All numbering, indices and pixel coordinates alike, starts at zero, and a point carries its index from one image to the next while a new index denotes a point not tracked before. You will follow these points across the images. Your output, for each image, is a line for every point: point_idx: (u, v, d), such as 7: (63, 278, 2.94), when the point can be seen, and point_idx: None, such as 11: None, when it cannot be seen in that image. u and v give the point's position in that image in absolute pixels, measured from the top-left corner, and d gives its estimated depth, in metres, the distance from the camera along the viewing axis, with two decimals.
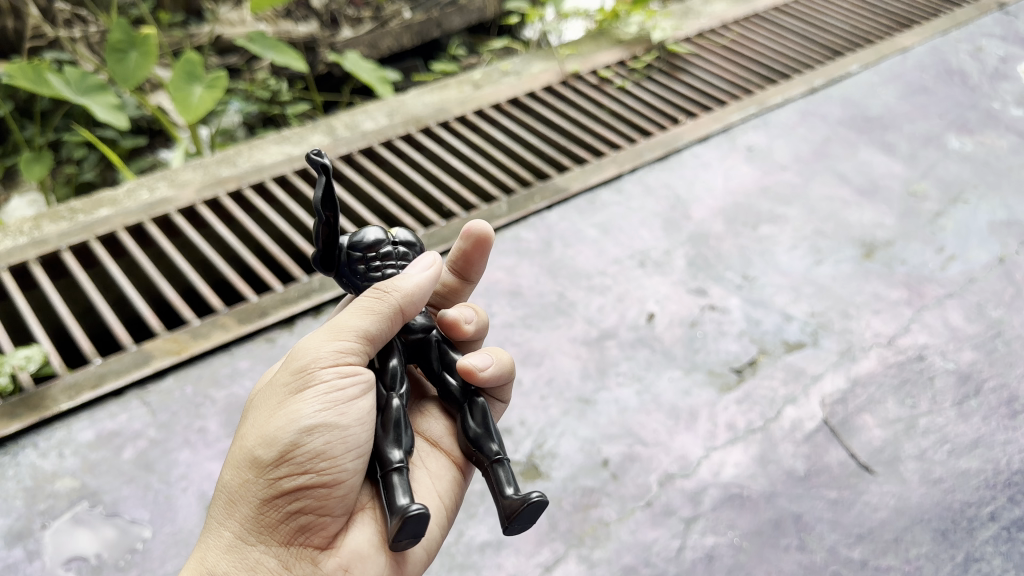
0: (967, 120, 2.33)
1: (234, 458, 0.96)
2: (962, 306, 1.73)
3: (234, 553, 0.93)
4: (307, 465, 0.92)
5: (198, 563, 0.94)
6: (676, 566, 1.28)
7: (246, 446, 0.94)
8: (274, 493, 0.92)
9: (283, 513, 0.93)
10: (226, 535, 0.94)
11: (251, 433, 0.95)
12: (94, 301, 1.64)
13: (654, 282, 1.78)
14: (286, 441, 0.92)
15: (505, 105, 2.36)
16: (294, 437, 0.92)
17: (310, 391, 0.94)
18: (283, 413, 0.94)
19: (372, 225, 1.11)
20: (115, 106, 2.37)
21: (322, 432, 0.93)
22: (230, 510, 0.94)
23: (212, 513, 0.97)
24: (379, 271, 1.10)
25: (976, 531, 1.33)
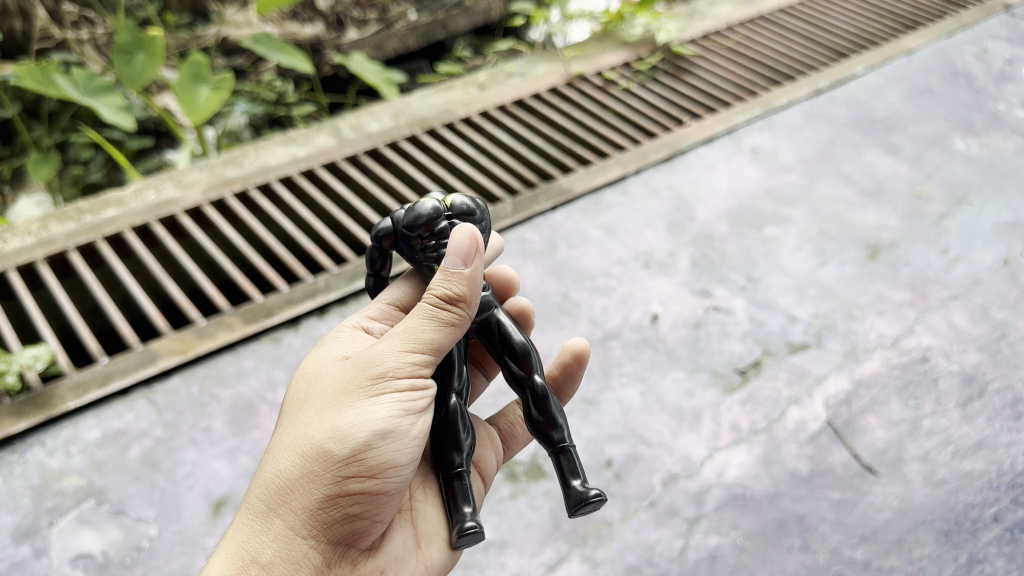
0: (972, 122, 2.33)
1: (289, 445, 0.93)
2: (966, 308, 1.73)
3: (282, 542, 0.90)
4: (376, 471, 0.92)
5: (237, 546, 0.91)
6: (679, 566, 1.28)
7: (312, 439, 0.92)
8: (337, 492, 0.91)
9: (341, 512, 0.92)
10: (278, 526, 0.90)
11: (316, 425, 0.93)
12: (100, 300, 1.65)
13: (658, 283, 1.78)
14: (361, 442, 0.91)
15: (510, 106, 2.36)
16: (370, 440, 0.91)
17: (387, 396, 0.94)
18: (357, 412, 0.93)
19: (428, 198, 1.06)
20: (122, 107, 2.38)
21: (393, 439, 0.93)
22: (285, 497, 0.91)
23: (253, 496, 0.93)
24: (435, 251, 1.07)
25: (980, 532, 1.33)
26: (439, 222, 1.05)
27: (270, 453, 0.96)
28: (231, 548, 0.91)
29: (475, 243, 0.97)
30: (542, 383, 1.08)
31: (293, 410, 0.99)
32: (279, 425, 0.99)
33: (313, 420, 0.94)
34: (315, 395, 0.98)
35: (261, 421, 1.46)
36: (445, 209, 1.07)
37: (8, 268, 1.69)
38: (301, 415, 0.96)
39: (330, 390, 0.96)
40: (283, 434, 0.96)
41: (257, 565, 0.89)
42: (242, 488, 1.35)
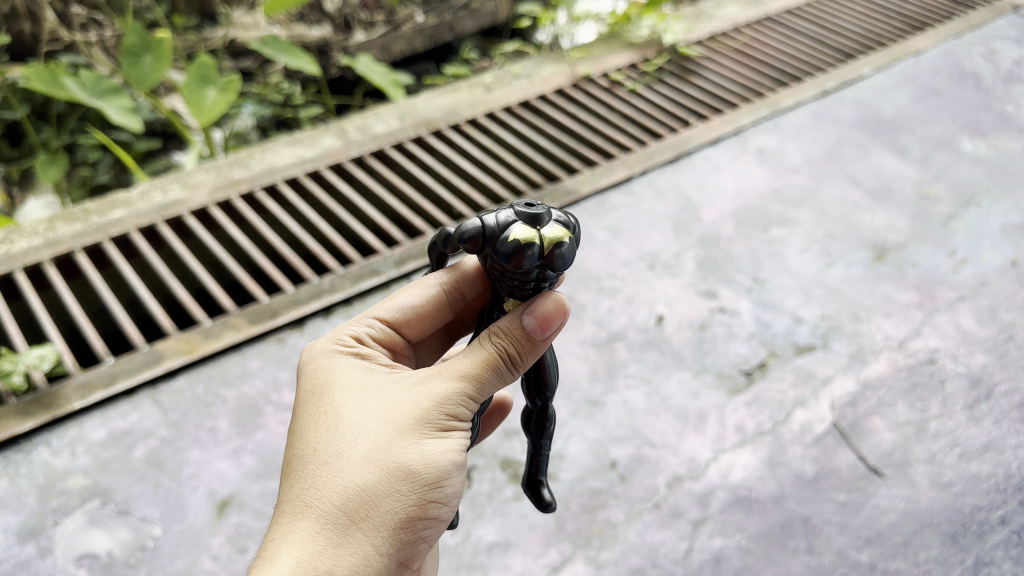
0: (980, 123, 2.32)
1: (368, 458, 0.91)
2: (973, 309, 1.72)
3: (361, 558, 0.88)
4: (445, 498, 0.94)
5: (311, 554, 0.86)
6: (684, 568, 1.28)
7: (397, 459, 0.91)
8: (414, 514, 0.91)
9: (409, 533, 0.92)
10: (355, 542, 0.88)
11: (400, 444, 0.92)
12: (107, 301, 1.65)
13: (663, 284, 1.78)
14: (443, 470, 0.93)
15: (516, 108, 2.36)
16: (450, 469, 0.93)
17: (462, 426, 0.96)
18: (439, 438, 0.93)
19: (482, 222, 1.00)
20: (129, 109, 2.39)
21: (460, 469, 0.96)
22: (368, 512, 0.89)
23: (322, 503, 0.89)
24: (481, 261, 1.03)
25: (986, 535, 1.32)
26: (530, 271, 1.00)
27: (336, 459, 0.91)
28: (303, 555, 0.86)
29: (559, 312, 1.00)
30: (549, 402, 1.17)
31: (348, 415, 0.95)
32: (333, 428, 0.94)
33: (391, 435, 0.92)
34: (379, 406, 0.95)
35: (266, 421, 1.46)
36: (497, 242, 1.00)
37: (14, 269, 1.71)
38: (370, 424, 0.94)
39: (401, 407, 0.94)
40: (349, 440, 0.92)
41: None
42: (246, 489, 1.35)
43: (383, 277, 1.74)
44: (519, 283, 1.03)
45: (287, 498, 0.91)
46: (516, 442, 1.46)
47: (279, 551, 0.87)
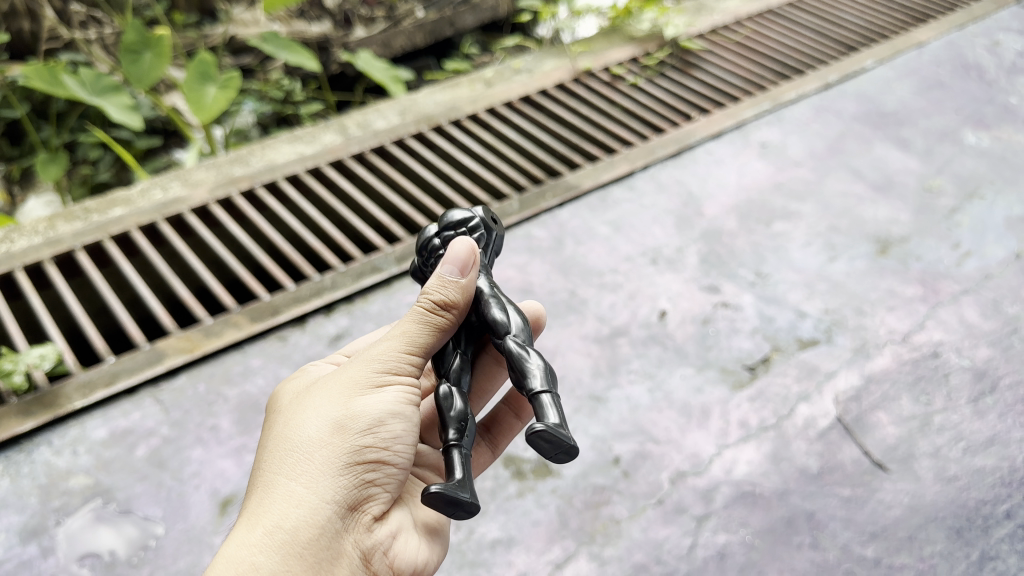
0: (983, 115, 2.31)
1: (305, 424, 0.97)
2: (977, 302, 1.71)
3: (307, 508, 0.91)
4: (389, 445, 0.96)
5: (259, 517, 0.91)
6: (687, 564, 1.27)
7: (326, 420, 0.96)
8: (355, 464, 0.94)
9: (359, 484, 0.94)
10: (296, 496, 0.92)
11: (330, 406, 0.97)
12: (108, 300, 1.65)
13: (666, 279, 1.77)
14: (376, 417, 0.96)
15: (517, 103, 2.36)
16: (384, 415, 0.96)
17: (394, 379, 1.00)
18: (369, 392, 0.98)
19: (421, 233, 1.24)
20: (129, 107, 2.37)
21: (402, 418, 0.98)
22: (303, 469, 0.93)
23: (270, 473, 0.95)
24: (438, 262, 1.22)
25: (992, 529, 1.32)
26: (433, 241, 1.22)
27: (281, 435, 0.99)
28: (252, 523, 0.91)
29: (467, 255, 1.05)
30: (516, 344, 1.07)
31: (296, 403, 1.03)
32: (285, 416, 1.02)
33: (326, 403, 0.98)
34: (322, 385, 1.02)
35: None
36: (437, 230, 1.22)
37: (15, 268, 1.70)
38: (313, 400, 1.00)
39: (335, 382, 1.01)
40: (295, 418, 1.00)
41: (283, 530, 0.90)
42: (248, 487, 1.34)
43: (385, 274, 1.73)
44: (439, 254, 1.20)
45: (251, 483, 0.99)
46: (519, 439, 1.45)
47: (239, 525, 0.93)
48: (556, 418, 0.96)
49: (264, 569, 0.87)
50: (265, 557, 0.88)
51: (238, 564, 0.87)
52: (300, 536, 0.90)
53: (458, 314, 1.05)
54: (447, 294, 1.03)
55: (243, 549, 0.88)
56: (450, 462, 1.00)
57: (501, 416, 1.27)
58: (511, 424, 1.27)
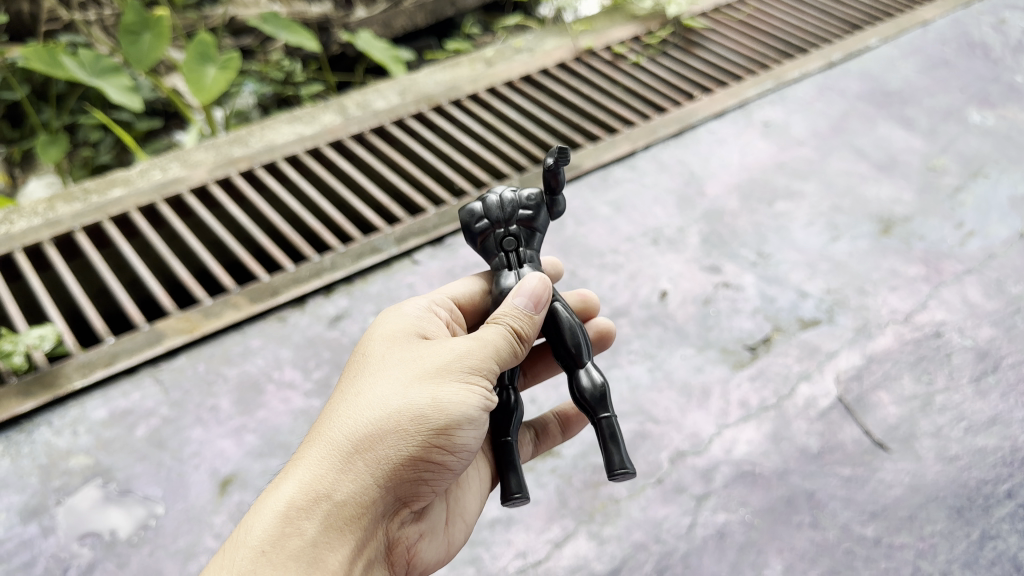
0: (988, 94, 2.29)
1: (382, 397, 0.95)
2: (980, 282, 1.70)
3: (361, 487, 0.91)
4: (453, 450, 0.97)
5: (312, 477, 0.91)
6: (687, 543, 1.27)
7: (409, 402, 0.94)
8: (418, 457, 0.94)
9: (413, 474, 0.95)
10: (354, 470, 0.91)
11: (415, 390, 0.95)
12: (107, 281, 1.64)
13: (667, 260, 1.76)
14: (455, 420, 0.95)
15: (517, 82, 2.34)
16: (461, 421, 0.95)
17: (478, 381, 0.98)
18: (453, 388, 0.96)
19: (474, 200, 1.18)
20: (129, 88, 2.36)
21: (476, 426, 0.97)
22: (371, 444, 0.92)
23: (334, 432, 0.94)
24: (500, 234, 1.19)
25: (992, 508, 1.31)
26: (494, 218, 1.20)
27: (357, 397, 0.97)
28: (306, 478, 0.91)
29: (540, 288, 1.05)
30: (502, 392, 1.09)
31: (379, 365, 1.01)
32: (366, 373, 1.00)
33: (408, 382, 0.96)
34: (410, 357, 1.00)
35: (268, 400, 1.46)
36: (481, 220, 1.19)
37: (14, 249, 1.69)
38: (394, 371, 0.98)
39: (427, 361, 0.98)
40: (374, 384, 0.98)
41: (333, 501, 0.90)
42: (248, 467, 1.35)
43: (385, 255, 1.73)
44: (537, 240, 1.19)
45: (311, 430, 0.97)
46: None
47: (290, 471, 0.93)
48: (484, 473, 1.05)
49: (305, 535, 0.88)
50: (310, 525, 0.88)
51: (283, 526, 0.87)
52: (345, 512, 0.90)
53: (528, 344, 1.05)
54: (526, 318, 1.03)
55: (290, 510, 0.88)
56: (505, 460, 1.07)
57: (549, 428, 1.32)
58: (553, 437, 1.33)
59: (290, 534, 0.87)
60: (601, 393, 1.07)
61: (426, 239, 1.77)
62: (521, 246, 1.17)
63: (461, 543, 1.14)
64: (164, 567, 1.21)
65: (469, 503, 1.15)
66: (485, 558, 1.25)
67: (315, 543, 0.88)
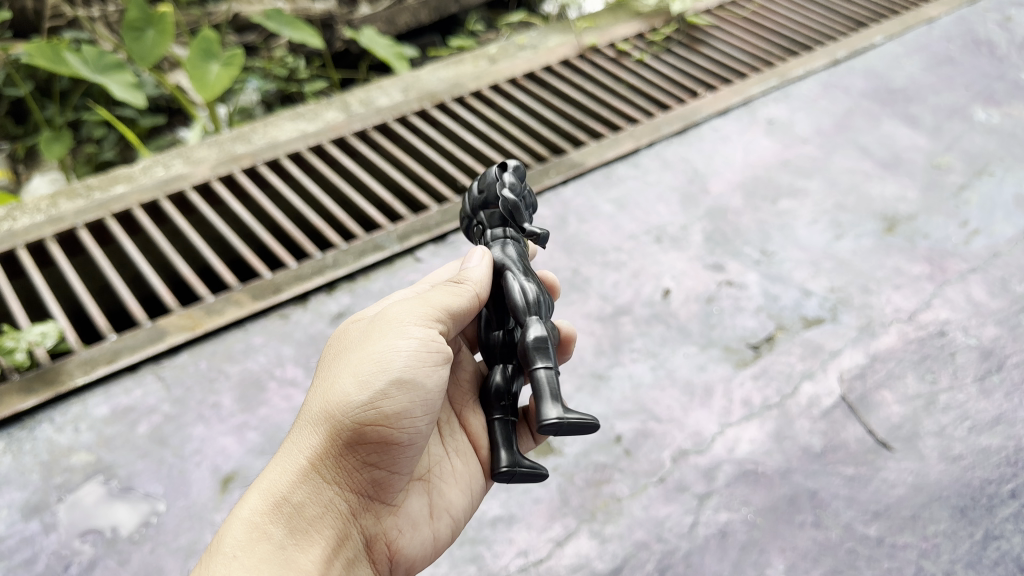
0: (994, 92, 2.28)
1: (321, 392, 0.96)
2: (985, 281, 1.69)
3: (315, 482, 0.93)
4: (396, 426, 0.96)
5: (270, 484, 0.93)
6: (689, 542, 1.27)
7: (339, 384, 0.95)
8: (360, 441, 0.94)
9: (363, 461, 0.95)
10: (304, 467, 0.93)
11: (345, 372, 0.96)
12: (109, 277, 1.64)
13: (670, 258, 1.76)
14: (385, 389, 0.94)
15: (521, 79, 2.33)
16: (391, 387, 0.94)
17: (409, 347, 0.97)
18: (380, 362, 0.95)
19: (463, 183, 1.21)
20: (132, 85, 2.36)
21: (415, 390, 0.96)
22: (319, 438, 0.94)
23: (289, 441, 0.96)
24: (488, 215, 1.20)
25: (996, 508, 1.31)
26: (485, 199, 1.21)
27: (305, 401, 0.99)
28: (265, 487, 0.93)
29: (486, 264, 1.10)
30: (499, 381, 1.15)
31: (326, 366, 1.03)
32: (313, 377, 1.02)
33: (341, 368, 0.97)
34: (347, 347, 1.01)
35: (269, 397, 1.46)
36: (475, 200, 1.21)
37: (17, 246, 1.70)
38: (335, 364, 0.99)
39: (359, 344, 0.99)
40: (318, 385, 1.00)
41: (289, 502, 0.92)
42: (250, 465, 1.34)
43: (387, 252, 1.72)
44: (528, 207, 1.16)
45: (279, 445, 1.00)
46: None
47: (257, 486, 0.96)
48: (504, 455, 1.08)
49: (272, 538, 0.89)
50: (272, 527, 0.90)
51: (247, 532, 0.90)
52: (305, 510, 0.92)
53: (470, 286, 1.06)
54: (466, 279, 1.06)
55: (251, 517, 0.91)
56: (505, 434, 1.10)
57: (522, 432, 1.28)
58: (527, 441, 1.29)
59: (256, 538, 0.89)
60: (538, 347, 1.03)
61: (427, 238, 1.76)
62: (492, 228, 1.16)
63: (450, 538, 1.12)
64: (166, 564, 1.21)
65: (454, 497, 1.13)
66: (487, 556, 1.25)
67: (284, 545, 0.90)
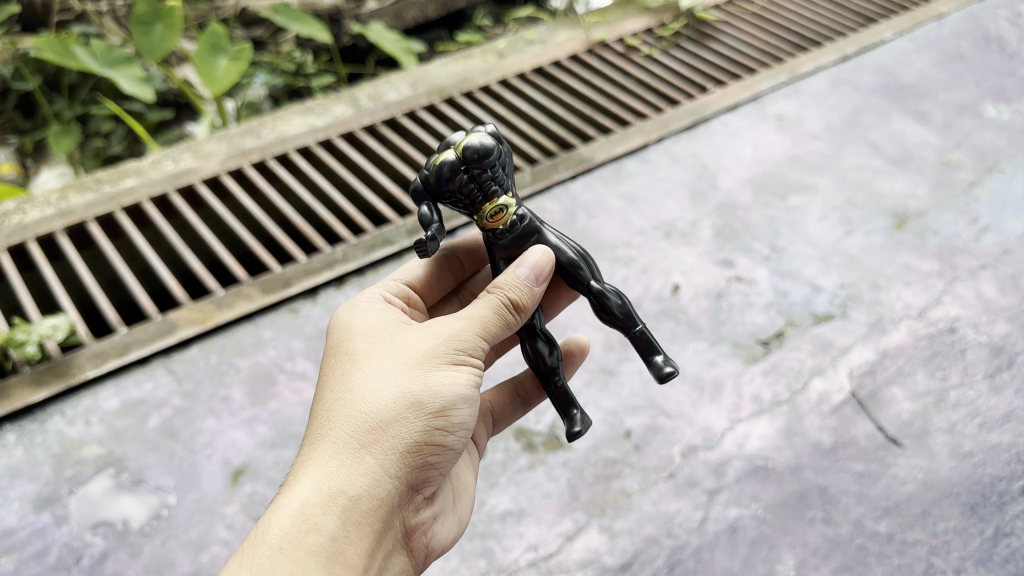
0: (1004, 88, 2.27)
1: (376, 389, 0.96)
2: (995, 278, 1.68)
3: (372, 480, 0.92)
4: (452, 432, 0.98)
5: (324, 476, 0.92)
6: (699, 538, 1.27)
7: (402, 387, 0.95)
8: (419, 448, 0.95)
9: (423, 461, 0.96)
10: (362, 462, 0.93)
11: (407, 377, 0.96)
12: (119, 271, 1.64)
13: (679, 254, 1.76)
14: (450, 402, 0.96)
15: (530, 74, 2.33)
16: (457, 402, 0.97)
17: (464, 365, 0.99)
18: (444, 371, 0.97)
19: (479, 133, 1.09)
20: (141, 79, 2.35)
21: (471, 405, 0.99)
22: (377, 436, 0.93)
23: (335, 433, 0.95)
24: (492, 181, 1.11)
25: (1007, 505, 1.30)
26: (492, 179, 1.11)
27: (352, 390, 0.97)
28: (317, 477, 0.92)
29: (546, 263, 1.07)
30: (541, 342, 1.16)
31: (366, 357, 1.01)
32: (356, 370, 1.00)
33: (399, 371, 0.97)
34: (401, 344, 1.01)
35: (279, 390, 1.46)
36: (461, 162, 1.09)
37: (27, 239, 1.70)
38: (387, 362, 0.99)
39: (412, 348, 0.99)
40: (363, 378, 0.98)
41: (346, 495, 0.91)
42: (260, 458, 1.35)
43: (397, 247, 1.72)
44: (500, 166, 1.11)
45: (310, 434, 0.98)
46: (531, 412, 1.45)
47: (299, 476, 0.93)
48: (576, 411, 1.16)
49: (325, 530, 0.88)
50: (327, 519, 0.89)
51: (301, 523, 0.88)
52: (362, 506, 0.91)
53: (524, 315, 1.06)
54: (518, 289, 1.04)
55: (306, 508, 0.89)
56: (563, 399, 1.17)
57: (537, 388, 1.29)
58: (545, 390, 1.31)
59: (310, 531, 0.88)
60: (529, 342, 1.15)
61: None
62: (505, 237, 1.16)
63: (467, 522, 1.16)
64: (176, 557, 1.22)
65: (467, 478, 1.17)
66: (497, 550, 1.26)
67: (335, 538, 0.89)
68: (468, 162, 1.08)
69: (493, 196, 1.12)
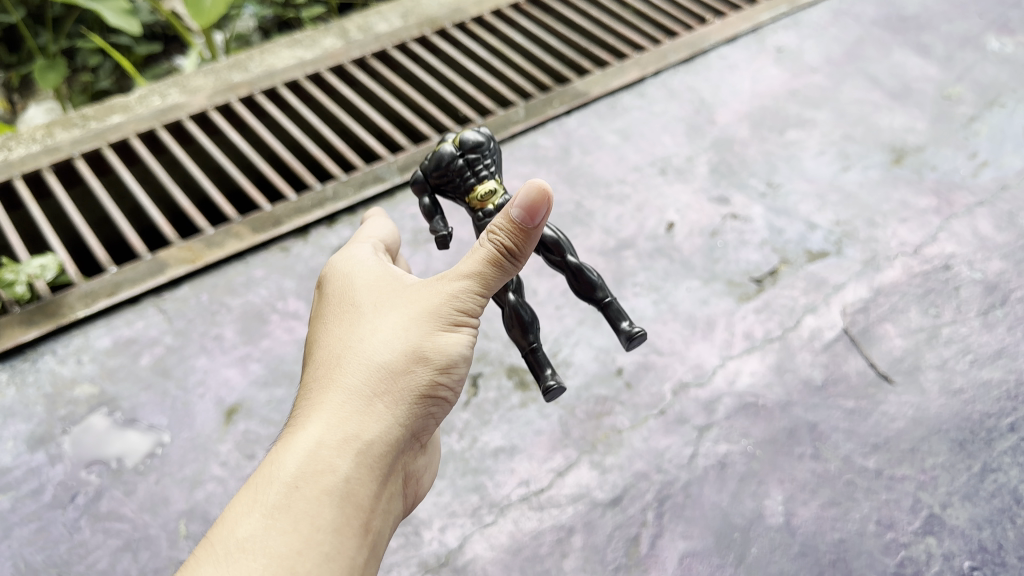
0: (1010, 19, 2.22)
1: (385, 342, 0.97)
2: (992, 214, 1.67)
3: (384, 426, 0.94)
4: (453, 386, 1.00)
5: (337, 419, 0.93)
6: (688, 473, 1.28)
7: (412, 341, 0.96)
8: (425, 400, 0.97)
9: (424, 413, 0.98)
10: (375, 410, 0.94)
11: (416, 332, 0.97)
12: (107, 209, 1.63)
13: (674, 190, 1.74)
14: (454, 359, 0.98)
15: (524, 4, 2.27)
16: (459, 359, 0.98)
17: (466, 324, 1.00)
18: (449, 328, 0.98)
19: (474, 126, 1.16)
20: (126, 11, 2.29)
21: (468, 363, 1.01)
22: (388, 386, 0.95)
23: (345, 380, 0.95)
24: (484, 169, 1.15)
25: (995, 441, 1.31)
26: (485, 171, 1.16)
27: (361, 340, 0.98)
28: (330, 421, 0.92)
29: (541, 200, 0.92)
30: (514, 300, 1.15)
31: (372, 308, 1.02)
32: (362, 323, 1.00)
33: (407, 324, 0.98)
34: (405, 299, 1.01)
35: (272, 329, 1.46)
36: (456, 149, 1.15)
37: (14, 176, 1.68)
38: (391, 315, 1.00)
39: (418, 302, 1.00)
40: (370, 330, 0.99)
41: (359, 439, 0.92)
42: (253, 396, 1.35)
43: (389, 184, 1.70)
44: (495, 161, 1.17)
45: (315, 378, 0.98)
46: (523, 350, 1.45)
47: (308, 419, 0.94)
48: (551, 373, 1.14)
49: (339, 471, 0.90)
50: (340, 461, 0.90)
51: (315, 463, 0.89)
52: (374, 451, 0.92)
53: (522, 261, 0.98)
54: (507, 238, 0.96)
55: (320, 450, 0.90)
56: (537, 360, 1.15)
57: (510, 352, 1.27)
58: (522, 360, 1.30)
59: (325, 471, 0.89)
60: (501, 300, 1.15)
61: None
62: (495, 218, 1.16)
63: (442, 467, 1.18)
64: (171, 495, 1.23)
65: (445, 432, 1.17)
66: (489, 486, 1.27)
67: (348, 479, 0.90)
68: (464, 145, 1.14)
69: (484, 184, 1.15)
